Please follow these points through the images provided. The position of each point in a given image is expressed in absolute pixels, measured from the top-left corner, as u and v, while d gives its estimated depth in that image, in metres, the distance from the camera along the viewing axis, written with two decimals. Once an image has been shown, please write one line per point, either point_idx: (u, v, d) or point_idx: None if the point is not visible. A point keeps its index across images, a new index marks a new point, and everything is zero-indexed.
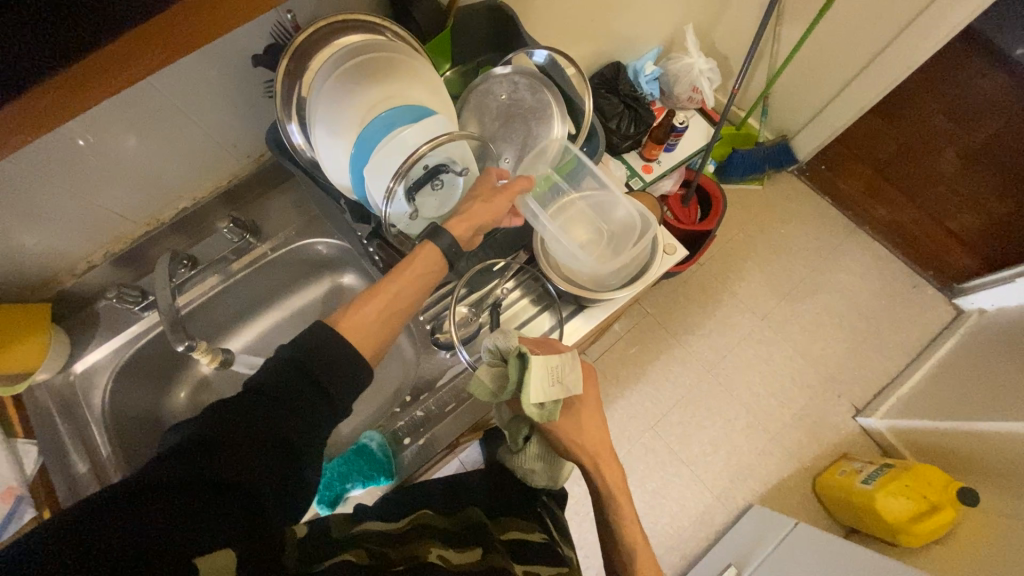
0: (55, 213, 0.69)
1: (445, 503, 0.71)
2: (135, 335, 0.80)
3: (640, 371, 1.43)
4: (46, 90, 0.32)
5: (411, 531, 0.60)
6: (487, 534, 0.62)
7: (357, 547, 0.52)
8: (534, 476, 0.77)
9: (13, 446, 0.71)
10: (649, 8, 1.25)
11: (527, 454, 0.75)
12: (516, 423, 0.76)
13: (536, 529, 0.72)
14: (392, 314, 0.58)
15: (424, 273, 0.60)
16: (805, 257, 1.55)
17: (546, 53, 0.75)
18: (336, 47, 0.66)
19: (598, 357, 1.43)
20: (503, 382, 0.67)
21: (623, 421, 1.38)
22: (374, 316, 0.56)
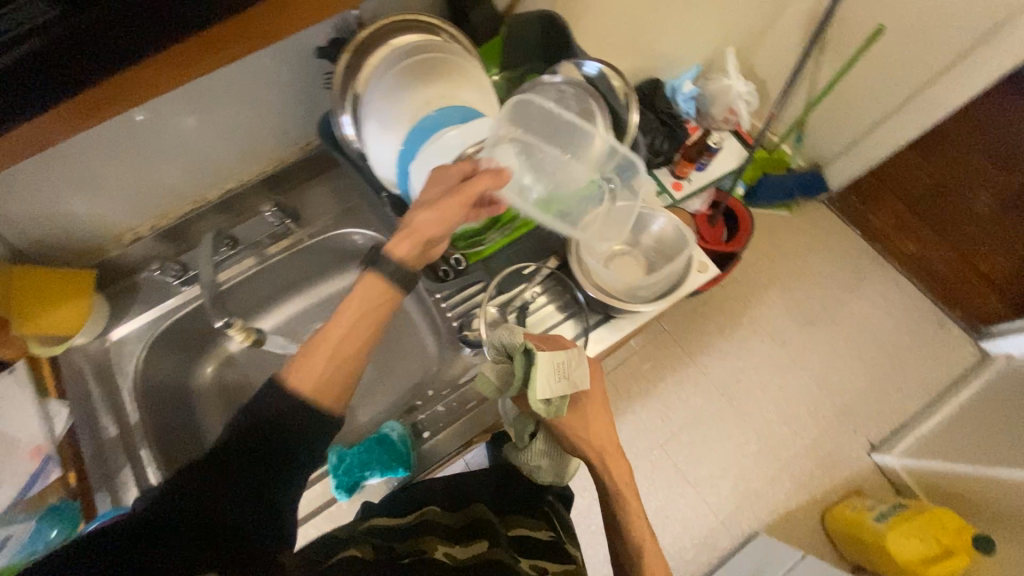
0: (111, 182, 0.71)
1: (452, 500, 0.71)
2: (169, 308, 0.81)
3: (652, 388, 1.41)
4: (157, 62, 0.40)
5: (416, 528, 0.61)
6: (494, 530, 0.63)
7: (364, 543, 0.52)
8: (539, 473, 0.76)
9: (44, 406, 0.72)
10: (695, 26, 1.25)
11: (535, 449, 0.74)
12: (523, 419, 0.74)
13: (542, 526, 0.72)
14: (341, 356, 0.55)
15: (371, 306, 0.57)
16: (829, 287, 1.54)
17: (598, 65, 0.77)
18: (390, 47, 0.68)
19: (611, 370, 1.42)
20: (507, 378, 0.69)
21: (632, 437, 1.37)
22: (320, 357, 0.54)
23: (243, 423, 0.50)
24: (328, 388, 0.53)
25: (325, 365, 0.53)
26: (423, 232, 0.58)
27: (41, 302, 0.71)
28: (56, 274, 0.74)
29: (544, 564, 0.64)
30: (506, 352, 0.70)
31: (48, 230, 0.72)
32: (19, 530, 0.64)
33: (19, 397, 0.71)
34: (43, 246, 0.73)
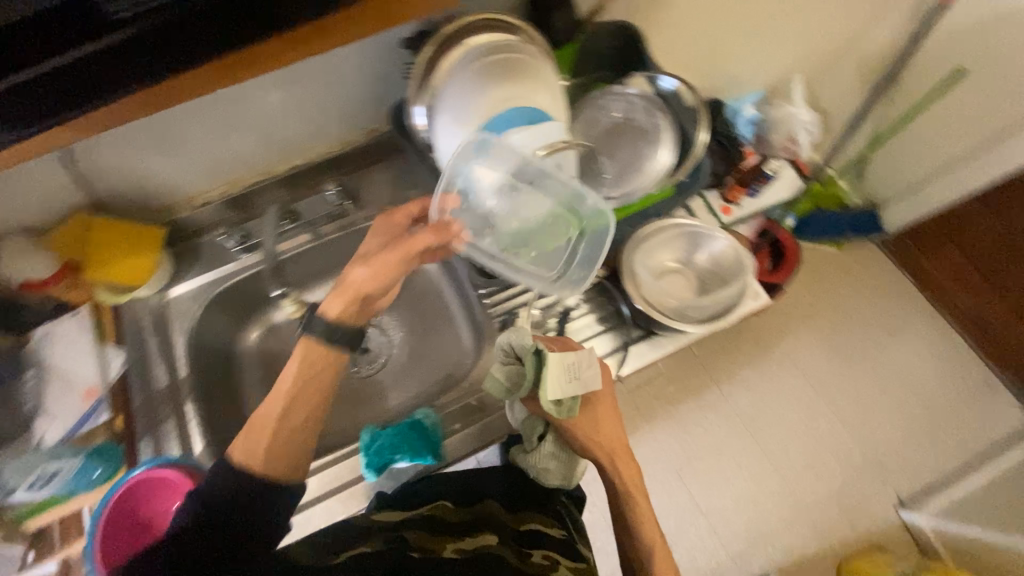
0: (192, 145, 0.75)
1: (464, 493, 0.72)
2: (227, 272, 0.85)
3: (674, 412, 1.36)
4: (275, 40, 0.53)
5: (425, 519, 0.63)
6: (501, 526, 0.67)
7: (376, 539, 0.57)
8: (546, 476, 0.76)
9: (103, 351, 0.76)
10: (767, 47, 1.23)
11: (544, 452, 0.75)
12: (532, 422, 0.76)
13: (555, 524, 0.73)
14: (283, 425, 0.58)
15: (312, 374, 0.61)
16: (873, 331, 1.47)
17: (675, 81, 0.77)
18: (466, 47, 0.69)
19: (633, 389, 1.37)
20: (519, 380, 0.71)
21: (646, 459, 1.32)
22: (254, 434, 0.57)
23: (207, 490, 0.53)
24: (263, 458, 0.56)
25: (263, 438, 0.57)
26: (358, 289, 0.63)
27: (113, 253, 0.76)
28: (129, 228, 0.78)
29: (557, 557, 0.66)
30: (514, 355, 0.72)
31: (130, 183, 0.76)
32: (65, 468, 0.67)
33: (81, 340, 0.76)
34: (120, 198, 0.77)
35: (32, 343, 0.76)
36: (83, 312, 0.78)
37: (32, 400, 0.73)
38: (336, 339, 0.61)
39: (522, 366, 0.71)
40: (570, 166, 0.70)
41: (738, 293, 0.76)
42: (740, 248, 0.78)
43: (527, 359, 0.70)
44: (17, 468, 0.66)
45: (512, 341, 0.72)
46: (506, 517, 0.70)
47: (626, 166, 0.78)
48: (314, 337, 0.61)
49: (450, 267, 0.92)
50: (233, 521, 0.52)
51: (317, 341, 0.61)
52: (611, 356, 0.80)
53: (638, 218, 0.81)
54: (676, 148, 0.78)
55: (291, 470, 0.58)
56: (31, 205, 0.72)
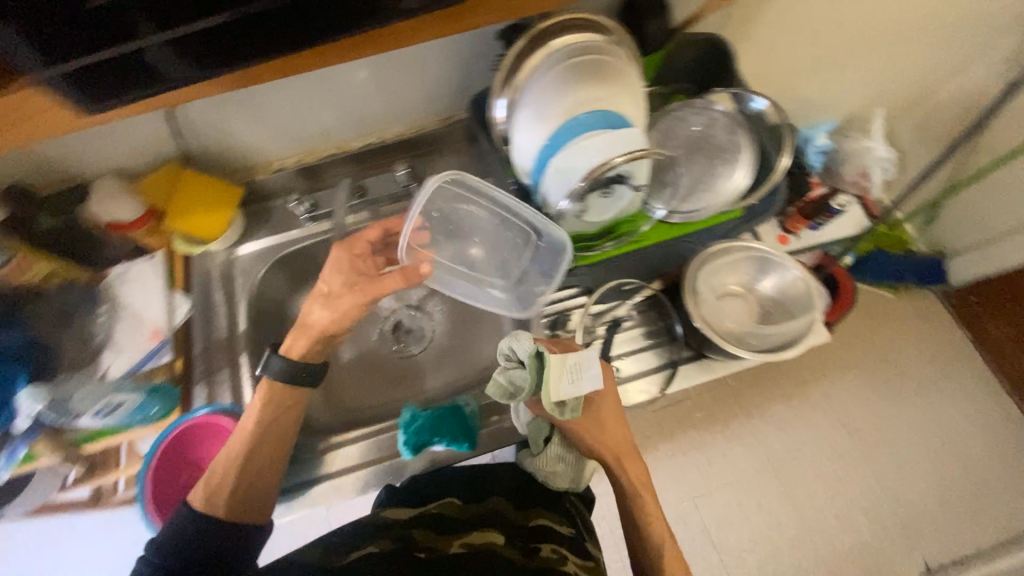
0: (280, 112, 0.78)
1: (473, 489, 0.72)
2: (292, 237, 0.87)
3: (699, 439, 1.33)
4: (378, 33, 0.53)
5: (431, 517, 0.63)
6: (507, 521, 0.65)
7: (384, 539, 0.58)
8: (555, 479, 0.74)
9: (171, 296, 0.80)
10: (850, 79, 1.18)
11: (550, 453, 0.74)
12: (539, 423, 0.76)
13: (564, 521, 0.69)
14: (239, 464, 0.64)
15: (274, 414, 0.68)
16: (923, 387, 1.38)
17: (765, 102, 0.75)
18: (550, 49, 0.69)
19: (659, 410, 1.35)
20: (520, 383, 0.68)
21: (663, 482, 1.30)
22: (221, 475, 0.64)
23: (188, 519, 0.61)
24: (227, 499, 0.63)
25: (228, 482, 0.64)
26: (322, 329, 0.71)
27: (196, 207, 0.80)
28: (212, 183, 0.81)
29: (566, 552, 0.63)
30: (513, 358, 0.69)
31: (220, 143, 0.80)
32: (128, 402, 0.69)
33: (153, 283, 0.80)
34: (208, 155, 0.82)
35: (107, 281, 0.80)
36: (158, 258, 0.82)
37: (103, 333, 0.77)
38: (299, 380, 0.69)
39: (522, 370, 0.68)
40: (642, 175, 0.70)
41: (806, 326, 0.73)
42: (811, 280, 0.76)
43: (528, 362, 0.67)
44: (83, 395, 0.68)
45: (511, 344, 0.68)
46: (515, 514, 0.68)
47: (699, 181, 0.77)
48: (272, 380, 0.68)
49: None
50: (211, 553, 0.60)
51: (277, 382, 0.68)
52: (655, 372, 0.79)
53: (702, 236, 0.78)
54: (753, 170, 0.77)
55: (254, 510, 0.65)
56: (126, 152, 0.76)
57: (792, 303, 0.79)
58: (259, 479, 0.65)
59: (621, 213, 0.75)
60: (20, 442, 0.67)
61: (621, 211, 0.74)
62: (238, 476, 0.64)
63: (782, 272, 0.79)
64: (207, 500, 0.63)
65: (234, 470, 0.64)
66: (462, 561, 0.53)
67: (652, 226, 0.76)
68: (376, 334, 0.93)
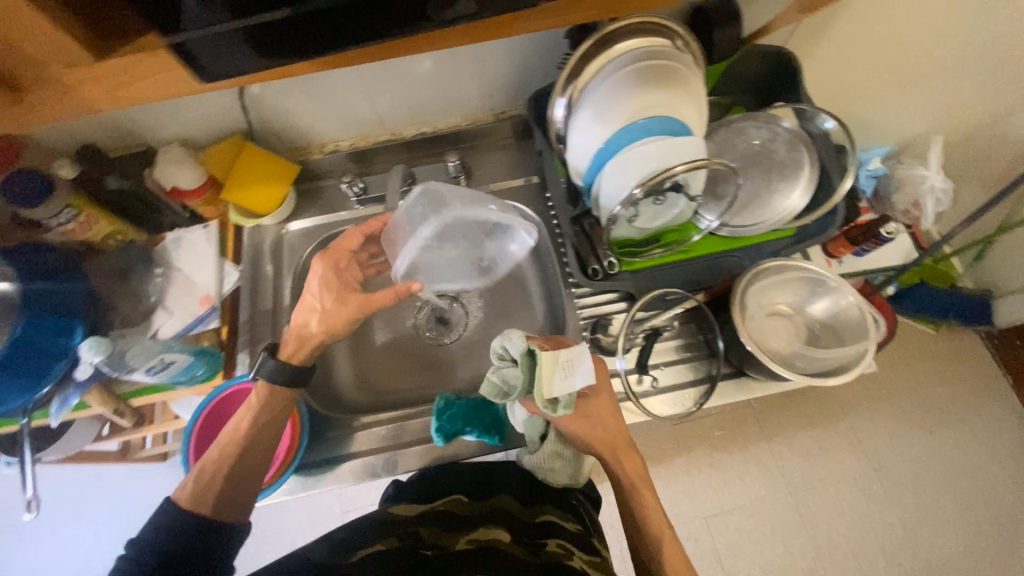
0: (341, 95, 0.80)
1: (479, 488, 0.73)
2: (340, 218, 0.89)
3: (716, 458, 1.30)
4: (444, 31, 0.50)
5: (440, 513, 0.64)
6: (514, 521, 0.66)
7: (391, 535, 0.58)
8: (553, 476, 0.75)
9: (221, 265, 0.82)
10: (917, 104, 1.13)
11: (545, 451, 0.74)
12: (534, 421, 0.76)
13: (570, 518, 0.70)
14: (232, 457, 0.64)
15: (267, 415, 0.67)
16: (957, 429, 1.32)
17: (831, 122, 0.74)
18: (613, 53, 0.67)
19: (678, 424, 1.32)
20: (513, 382, 0.67)
21: (675, 496, 1.28)
22: (208, 473, 0.63)
23: (167, 513, 0.58)
24: (214, 497, 0.61)
25: (217, 479, 0.62)
26: (312, 338, 0.70)
27: (253, 181, 0.83)
28: (271, 159, 0.84)
29: (572, 548, 0.63)
30: (507, 356, 0.68)
31: (280, 121, 0.82)
32: (179, 361, 0.70)
33: (205, 251, 0.82)
34: (267, 131, 0.84)
35: (163, 245, 0.83)
36: (213, 227, 0.84)
37: (155, 294, 0.80)
38: (289, 381, 0.68)
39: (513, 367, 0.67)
40: (697, 185, 0.69)
41: (859, 353, 0.70)
42: (867, 305, 0.72)
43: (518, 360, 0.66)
44: (137, 352, 0.68)
45: (502, 342, 0.67)
46: (522, 513, 0.68)
47: (753, 195, 0.77)
48: (264, 381, 0.67)
49: (541, 258, 0.93)
50: (185, 549, 0.56)
51: (268, 384, 0.67)
52: (693, 386, 0.76)
53: (750, 252, 0.76)
54: (813, 188, 0.76)
55: (234, 509, 0.62)
56: (191, 123, 0.79)
57: (844, 328, 0.76)
58: (246, 480, 0.64)
59: (670, 220, 0.75)
60: (73, 391, 0.69)
61: (671, 218, 0.74)
62: (226, 475, 0.63)
63: (835, 298, 0.76)
64: (191, 495, 0.61)
65: (225, 468, 0.63)
66: (467, 556, 0.54)
67: (701, 237, 0.76)
68: (411, 320, 0.94)
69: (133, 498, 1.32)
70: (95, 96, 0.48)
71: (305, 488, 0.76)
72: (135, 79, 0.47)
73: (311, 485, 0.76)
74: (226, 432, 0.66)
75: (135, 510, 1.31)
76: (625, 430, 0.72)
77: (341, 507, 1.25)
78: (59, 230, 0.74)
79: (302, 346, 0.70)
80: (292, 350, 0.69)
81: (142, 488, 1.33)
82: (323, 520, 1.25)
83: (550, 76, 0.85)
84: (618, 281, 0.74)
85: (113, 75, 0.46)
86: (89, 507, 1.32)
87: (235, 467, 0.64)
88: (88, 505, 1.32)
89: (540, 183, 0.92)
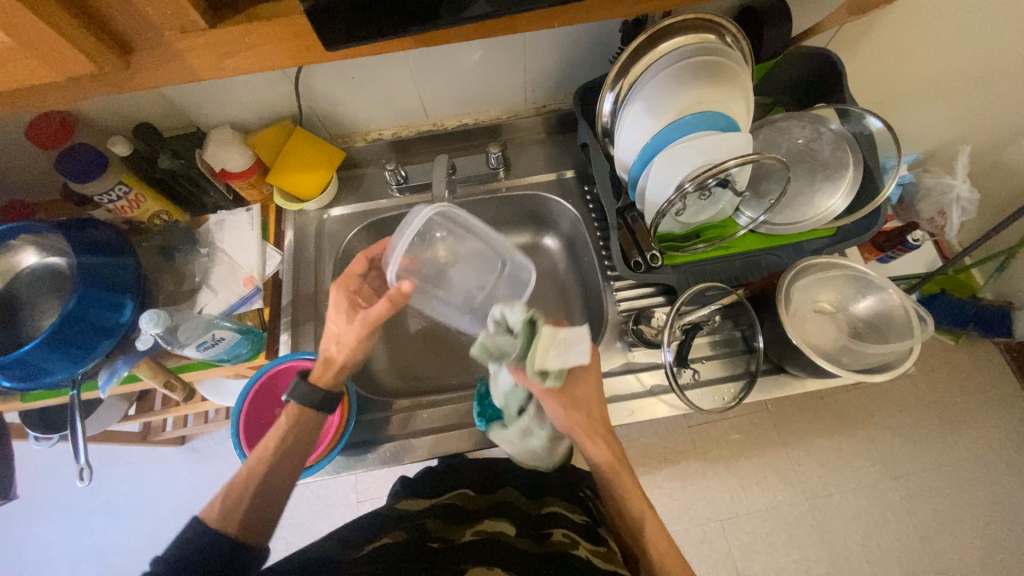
0: (386, 85, 0.81)
1: (484, 483, 0.75)
2: (380, 206, 0.90)
3: (732, 460, 1.29)
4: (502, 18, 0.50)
5: (445, 509, 0.66)
6: (517, 514, 0.67)
7: (398, 528, 0.60)
8: (524, 452, 0.72)
9: (264, 249, 0.83)
10: (950, 114, 1.12)
11: (518, 432, 0.70)
12: (516, 394, 0.68)
13: (577, 510, 0.70)
14: (259, 477, 0.62)
15: (297, 432, 0.66)
16: (977, 441, 1.29)
17: (879, 122, 0.74)
18: (665, 49, 0.68)
19: (696, 427, 1.32)
20: (506, 348, 0.63)
21: (690, 498, 1.28)
22: (235, 492, 0.60)
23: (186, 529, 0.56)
24: (241, 517, 0.58)
25: (241, 498, 0.60)
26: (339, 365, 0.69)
27: (299, 166, 0.84)
28: (318, 145, 0.86)
29: (576, 537, 0.63)
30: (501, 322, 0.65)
31: (328, 108, 0.84)
32: (227, 338, 0.71)
33: (248, 234, 0.82)
34: (315, 118, 0.86)
35: (207, 226, 0.83)
36: (257, 211, 0.84)
37: (200, 276, 0.79)
38: (318, 404, 0.66)
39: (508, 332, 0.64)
40: (742, 179, 0.71)
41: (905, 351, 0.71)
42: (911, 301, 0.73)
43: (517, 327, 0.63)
44: (185, 329, 0.68)
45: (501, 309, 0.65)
46: (526, 507, 0.70)
47: (797, 194, 0.78)
48: (297, 401, 0.66)
49: (577, 252, 0.94)
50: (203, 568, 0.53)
51: (299, 403, 0.66)
52: (730, 381, 0.76)
53: (790, 250, 0.77)
54: (857, 186, 0.76)
55: (260, 530, 0.59)
56: (241, 107, 0.80)
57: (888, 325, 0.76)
58: (271, 501, 0.61)
59: (713, 215, 0.75)
60: (122, 364, 0.71)
61: (715, 213, 0.75)
62: (252, 489, 0.61)
63: (879, 296, 0.77)
64: (218, 515, 0.58)
65: (251, 490, 0.61)
66: (473, 549, 0.56)
67: (742, 234, 0.77)
68: None
69: (150, 482, 1.33)
70: (202, 65, 0.48)
71: (347, 467, 0.77)
72: (243, 48, 0.47)
73: (352, 466, 0.77)
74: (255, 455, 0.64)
75: (151, 492, 1.32)
76: (603, 416, 0.69)
77: (358, 496, 1.26)
78: (109, 206, 0.76)
79: (333, 374, 0.69)
80: (330, 376, 0.69)
81: (160, 472, 1.34)
82: (338, 509, 1.25)
83: (596, 73, 0.86)
84: (661, 275, 0.74)
85: (230, 43, 0.46)
86: (106, 491, 1.33)
87: (262, 487, 0.62)
88: (106, 487, 1.33)
89: (579, 177, 0.92)
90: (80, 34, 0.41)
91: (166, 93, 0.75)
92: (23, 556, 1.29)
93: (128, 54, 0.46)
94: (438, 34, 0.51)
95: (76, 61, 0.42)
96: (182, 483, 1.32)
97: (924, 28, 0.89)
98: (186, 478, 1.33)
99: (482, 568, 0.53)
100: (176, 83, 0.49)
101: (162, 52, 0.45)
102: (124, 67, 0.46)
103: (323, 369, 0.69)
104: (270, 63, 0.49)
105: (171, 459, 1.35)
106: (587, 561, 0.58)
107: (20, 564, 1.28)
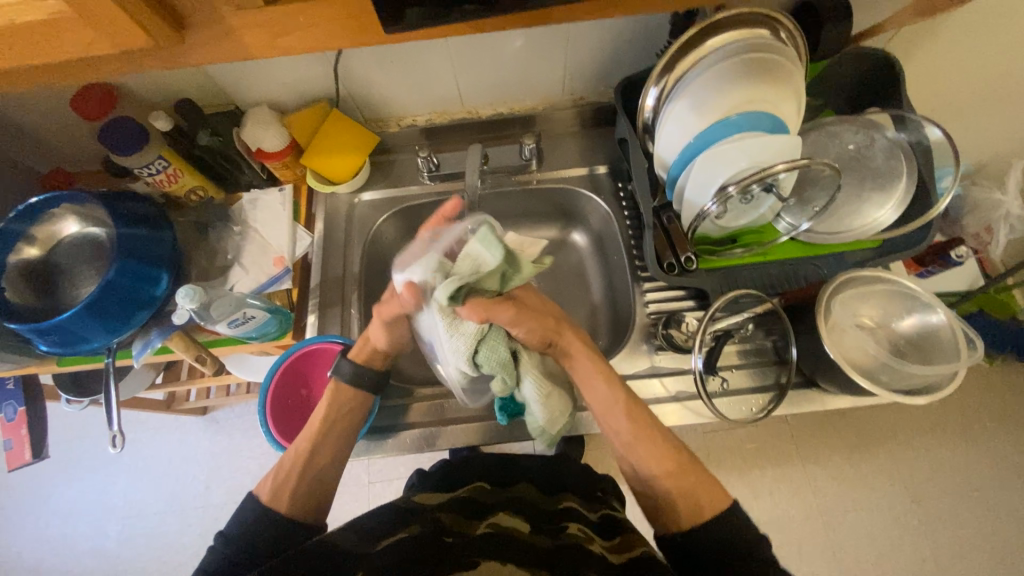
0: (424, 70, 0.80)
1: (502, 476, 0.75)
2: (410, 192, 0.90)
3: (745, 468, 1.27)
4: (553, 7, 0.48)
5: (461, 500, 0.65)
6: (531, 509, 0.66)
7: (413, 524, 0.59)
8: (552, 402, 0.65)
9: (294, 231, 0.82)
10: (1009, 124, 1.06)
11: (531, 379, 0.63)
12: (495, 341, 0.60)
13: (594, 509, 0.69)
14: (303, 459, 0.65)
15: (340, 413, 0.69)
16: (1006, 468, 1.24)
17: (939, 132, 0.71)
18: (717, 44, 0.65)
19: (710, 434, 1.29)
20: (476, 264, 0.59)
21: None
22: (284, 470, 0.64)
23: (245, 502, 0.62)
24: (288, 497, 0.62)
25: (291, 477, 0.64)
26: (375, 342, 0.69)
27: (332, 149, 0.84)
28: (353, 128, 0.85)
29: (592, 534, 0.62)
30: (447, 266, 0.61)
31: (365, 90, 0.83)
32: (258, 317, 0.72)
33: (281, 214, 0.82)
34: (350, 100, 0.85)
35: (240, 205, 0.83)
36: (289, 191, 0.84)
37: (232, 253, 0.80)
38: (364, 383, 0.69)
39: (470, 268, 0.58)
40: (787, 185, 0.68)
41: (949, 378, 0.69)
42: (964, 326, 0.71)
43: (485, 253, 0.58)
44: (218, 306, 0.69)
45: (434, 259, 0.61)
46: (542, 502, 0.69)
47: (847, 203, 0.74)
48: (344, 381, 0.69)
49: (604, 249, 0.92)
50: (262, 539, 0.59)
51: (347, 384, 0.69)
52: (760, 392, 0.74)
53: (830, 261, 0.74)
54: (908, 199, 0.73)
55: (311, 507, 0.64)
56: (279, 87, 0.81)
57: (930, 347, 0.74)
58: (317, 482, 0.65)
59: (752, 220, 0.73)
60: (156, 336, 0.72)
61: (753, 218, 0.72)
62: (299, 471, 0.64)
63: (924, 315, 0.75)
64: (269, 493, 0.63)
65: (298, 468, 0.64)
66: (486, 544, 0.55)
67: (782, 242, 0.74)
68: None
69: (171, 450, 1.37)
70: (255, 44, 0.48)
71: (368, 452, 0.76)
72: (296, 28, 0.46)
73: (374, 451, 0.76)
74: (300, 438, 0.67)
75: (172, 460, 1.36)
76: (563, 317, 0.68)
77: (369, 478, 1.28)
78: (148, 179, 0.77)
79: (377, 354, 0.71)
80: (370, 354, 0.71)
81: (181, 440, 1.37)
82: (350, 488, 1.27)
83: (639, 67, 0.84)
84: (693, 278, 0.73)
85: (284, 23, 0.46)
86: (131, 454, 1.37)
87: (308, 467, 0.65)
88: (128, 451, 1.37)
89: (612, 173, 0.90)
90: (138, 6, 0.41)
91: (207, 69, 0.75)
92: (51, 512, 1.34)
93: (184, 28, 0.46)
94: (493, 20, 0.50)
95: (130, 34, 0.43)
96: (202, 451, 1.36)
97: (994, 33, 0.84)
98: (205, 448, 1.36)
99: (497, 563, 0.52)
100: (226, 60, 0.49)
101: (217, 29, 0.46)
102: (179, 42, 0.46)
103: (364, 347, 0.70)
104: (313, 46, 0.48)
105: (192, 428, 1.38)
106: (601, 558, 0.56)
107: (46, 519, 1.33)
